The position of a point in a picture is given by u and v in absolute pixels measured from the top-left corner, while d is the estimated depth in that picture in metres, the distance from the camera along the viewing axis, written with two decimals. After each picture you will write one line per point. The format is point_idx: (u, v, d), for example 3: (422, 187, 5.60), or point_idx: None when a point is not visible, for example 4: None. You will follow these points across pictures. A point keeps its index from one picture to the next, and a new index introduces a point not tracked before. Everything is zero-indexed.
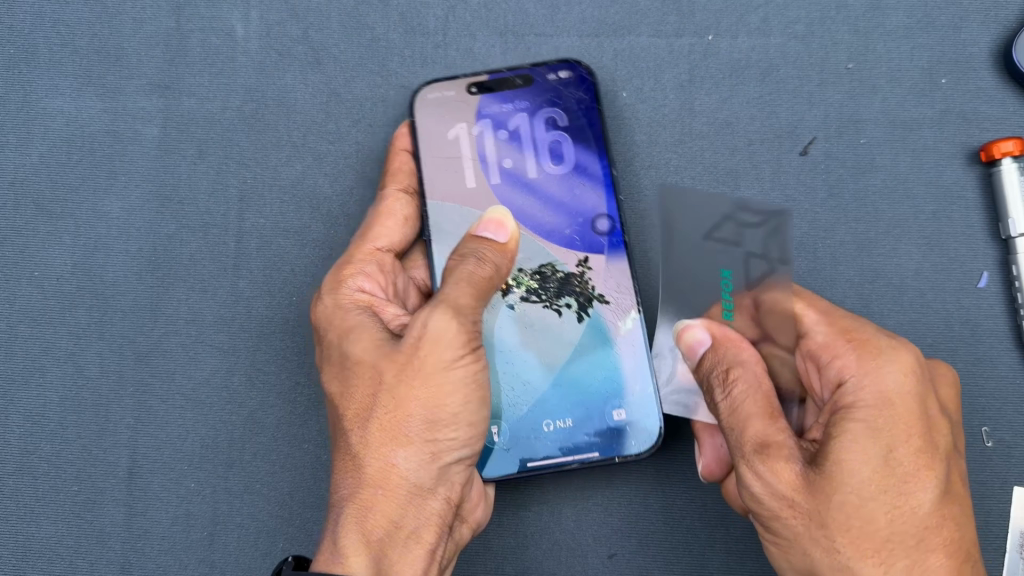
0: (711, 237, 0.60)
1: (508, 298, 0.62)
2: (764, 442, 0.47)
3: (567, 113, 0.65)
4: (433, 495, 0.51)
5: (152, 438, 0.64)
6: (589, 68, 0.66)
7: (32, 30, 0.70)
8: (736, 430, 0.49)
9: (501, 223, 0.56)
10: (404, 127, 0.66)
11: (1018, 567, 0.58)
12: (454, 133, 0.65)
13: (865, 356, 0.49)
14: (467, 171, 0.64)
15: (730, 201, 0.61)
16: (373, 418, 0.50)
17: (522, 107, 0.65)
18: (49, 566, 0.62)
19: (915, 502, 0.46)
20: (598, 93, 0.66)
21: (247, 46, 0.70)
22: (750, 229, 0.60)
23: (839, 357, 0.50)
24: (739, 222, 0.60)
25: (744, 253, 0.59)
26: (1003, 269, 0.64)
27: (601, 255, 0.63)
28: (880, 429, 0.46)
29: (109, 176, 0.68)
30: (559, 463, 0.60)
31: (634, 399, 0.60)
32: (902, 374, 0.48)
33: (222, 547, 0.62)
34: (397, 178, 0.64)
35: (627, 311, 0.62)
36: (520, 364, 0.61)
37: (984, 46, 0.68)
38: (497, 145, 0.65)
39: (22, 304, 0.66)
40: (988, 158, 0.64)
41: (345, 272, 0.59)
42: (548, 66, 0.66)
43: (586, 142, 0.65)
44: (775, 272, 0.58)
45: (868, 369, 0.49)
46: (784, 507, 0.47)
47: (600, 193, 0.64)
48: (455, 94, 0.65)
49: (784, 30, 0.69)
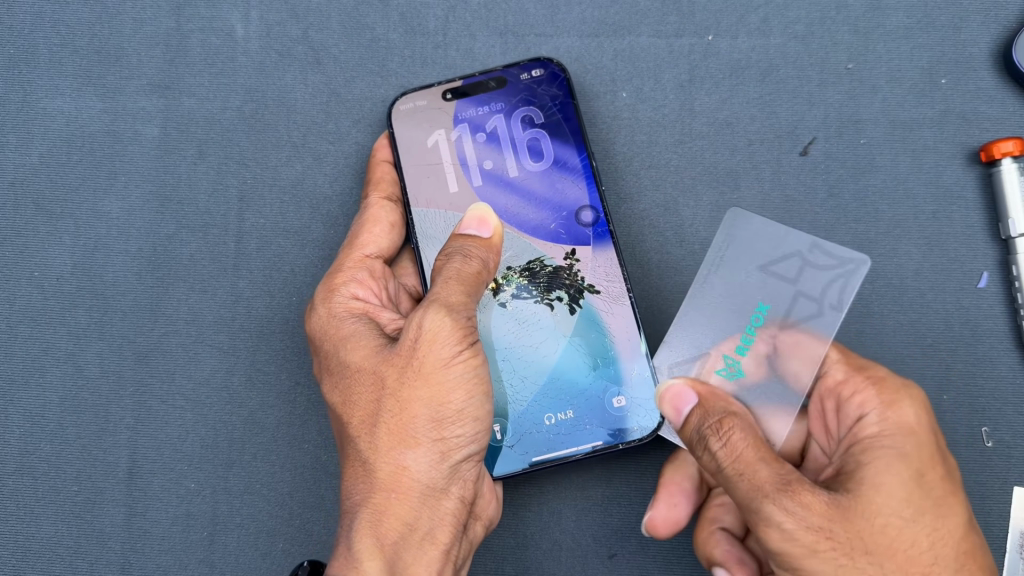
0: (766, 268, 0.58)
1: (499, 297, 0.63)
2: (784, 479, 0.45)
3: (543, 110, 0.65)
4: (446, 495, 0.51)
5: (152, 438, 0.64)
6: (561, 64, 0.66)
7: (32, 31, 0.70)
8: (748, 473, 0.46)
9: (484, 219, 0.56)
10: (383, 139, 0.66)
11: (1018, 567, 0.58)
12: (432, 141, 0.65)
13: (883, 390, 0.51)
14: (448, 175, 0.65)
15: (809, 238, 0.58)
16: (380, 423, 0.50)
17: (498, 108, 0.66)
18: (48, 566, 0.62)
19: (949, 524, 0.46)
20: (572, 88, 0.66)
21: (247, 46, 0.70)
22: (815, 270, 0.57)
23: (858, 393, 0.51)
24: (808, 261, 0.58)
25: (795, 292, 0.57)
26: (1003, 269, 0.64)
27: (587, 246, 0.63)
28: (904, 453, 0.47)
29: (109, 176, 0.68)
30: (565, 456, 0.59)
31: (631, 387, 0.60)
32: (917, 405, 0.49)
33: (222, 548, 0.62)
34: (380, 187, 0.65)
35: (619, 299, 0.61)
36: (516, 359, 0.61)
37: (984, 47, 0.68)
38: (476, 147, 0.65)
39: (22, 304, 0.66)
40: (988, 158, 0.64)
41: (335, 282, 0.59)
42: (520, 66, 0.66)
43: (564, 137, 0.65)
44: (821, 319, 0.56)
45: (888, 401, 0.50)
46: (821, 540, 0.44)
47: (582, 186, 0.64)
48: (430, 101, 0.66)
49: (784, 31, 0.69)
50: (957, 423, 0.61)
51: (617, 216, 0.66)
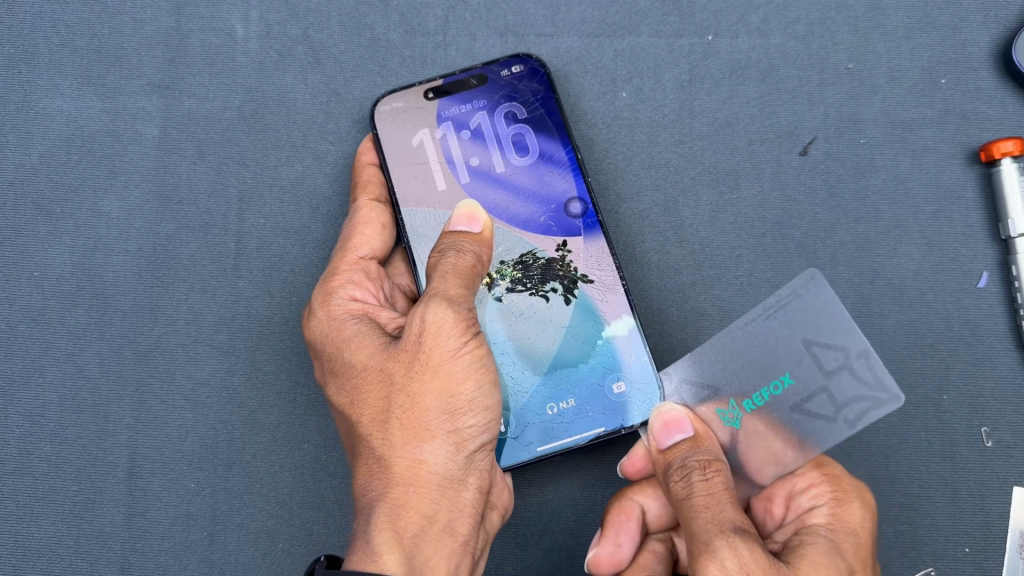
0: (809, 346, 0.57)
1: (494, 291, 0.62)
2: (741, 527, 0.48)
3: (525, 105, 0.66)
4: (463, 486, 0.51)
5: (152, 438, 0.64)
6: (540, 59, 0.67)
7: (32, 31, 0.70)
8: (714, 509, 0.49)
9: (473, 215, 0.56)
10: (368, 142, 0.66)
11: (1017, 567, 0.58)
12: (417, 141, 0.65)
13: (839, 487, 0.54)
14: (436, 173, 0.65)
15: (865, 345, 0.56)
16: (391, 418, 0.50)
17: (481, 106, 0.66)
18: (49, 566, 0.62)
19: None
20: (552, 82, 0.66)
21: (248, 46, 0.70)
22: (849, 380, 0.56)
23: (815, 485, 0.55)
24: (849, 368, 0.56)
25: (822, 385, 0.56)
26: (1003, 269, 0.64)
27: (578, 237, 0.63)
28: (840, 549, 0.51)
29: (109, 176, 0.68)
30: (570, 444, 0.60)
31: (630, 372, 0.60)
32: (864, 508, 0.53)
33: (222, 547, 0.62)
34: (367, 189, 0.64)
35: (612, 287, 0.62)
36: (514, 352, 0.61)
37: (984, 46, 0.68)
38: (462, 144, 0.65)
39: (22, 304, 0.66)
40: (988, 158, 0.64)
41: (332, 285, 0.59)
42: (500, 63, 0.67)
43: (548, 131, 0.65)
44: (825, 427, 0.56)
45: (842, 498, 0.54)
46: None
47: (569, 179, 0.64)
48: (412, 100, 0.66)
49: (784, 31, 0.69)
50: (957, 423, 0.61)
51: (617, 216, 0.66)
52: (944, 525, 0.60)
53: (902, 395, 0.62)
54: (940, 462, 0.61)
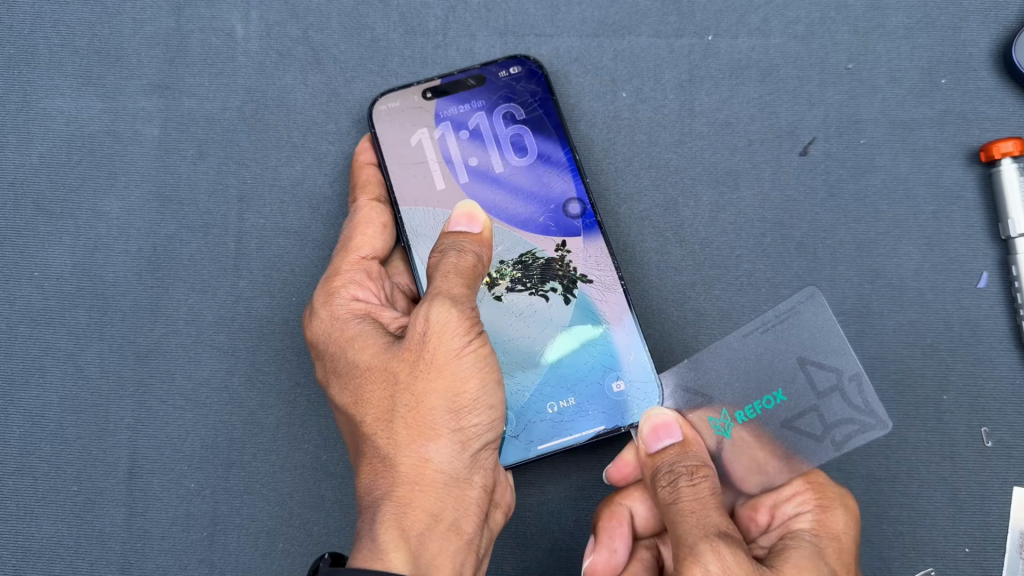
0: (803, 365, 0.57)
1: (494, 290, 0.62)
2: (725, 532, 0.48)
3: (523, 106, 0.66)
4: (468, 484, 0.51)
5: (152, 438, 0.64)
6: (538, 61, 0.67)
7: (32, 31, 0.70)
8: (699, 513, 0.49)
9: (473, 215, 0.56)
10: (366, 142, 0.66)
11: (1017, 567, 0.58)
12: (415, 140, 0.65)
13: (825, 495, 0.55)
14: (434, 173, 0.65)
15: (858, 368, 0.57)
16: (396, 417, 0.50)
17: (480, 106, 0.66)
18: (49, 566, 0.62)
19: None
20: (550, 84, 0.67)
21: (248, 46, 0.70)
22: (840, 403, 0.57)
23: (800, 491, 0.55)
24: (841, 390, 0.57)
25: (813, 404, 0.57)
26: (1003, 269, 0.64)
27: (577, 237, 0.63)
28: (823, 555, 0.52)
29: (109, 176, 0.68)
30: (571, 442, 0.60)
31: (629, 372, 0.60)
32: (847, 515, 0.54)
33: (223, 547, 0.62)
34: (366, 190, 0.65)
35: (611, 287, 0.62)
36: (514, 351, 0.61)
37: (984, 46, 0.68)
38: (460, 144, 0.65)
39: (22, 304, 0.66)
40: (988, 158, 0.64)
41: (334, 285, 0.59)
42: (498, 64, 0.67)
43: (546, 132, 0.65)
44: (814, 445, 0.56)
45: (826, 505, 0.54)
46: None
47: (567, 179, 0.64)
48: (412, 100, 0.66)
49: (784, 30, 0.69)
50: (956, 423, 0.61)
51: (617, 217, 0.66)
52: (944, 526, 0.60)
53: (902, 395, 0.62)
54: (940, 463, 0.61)
